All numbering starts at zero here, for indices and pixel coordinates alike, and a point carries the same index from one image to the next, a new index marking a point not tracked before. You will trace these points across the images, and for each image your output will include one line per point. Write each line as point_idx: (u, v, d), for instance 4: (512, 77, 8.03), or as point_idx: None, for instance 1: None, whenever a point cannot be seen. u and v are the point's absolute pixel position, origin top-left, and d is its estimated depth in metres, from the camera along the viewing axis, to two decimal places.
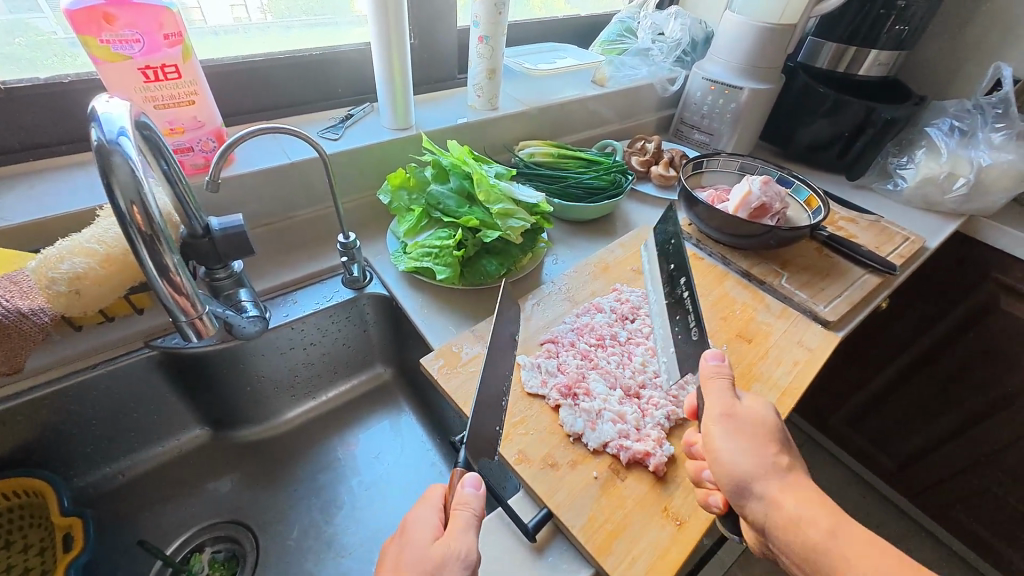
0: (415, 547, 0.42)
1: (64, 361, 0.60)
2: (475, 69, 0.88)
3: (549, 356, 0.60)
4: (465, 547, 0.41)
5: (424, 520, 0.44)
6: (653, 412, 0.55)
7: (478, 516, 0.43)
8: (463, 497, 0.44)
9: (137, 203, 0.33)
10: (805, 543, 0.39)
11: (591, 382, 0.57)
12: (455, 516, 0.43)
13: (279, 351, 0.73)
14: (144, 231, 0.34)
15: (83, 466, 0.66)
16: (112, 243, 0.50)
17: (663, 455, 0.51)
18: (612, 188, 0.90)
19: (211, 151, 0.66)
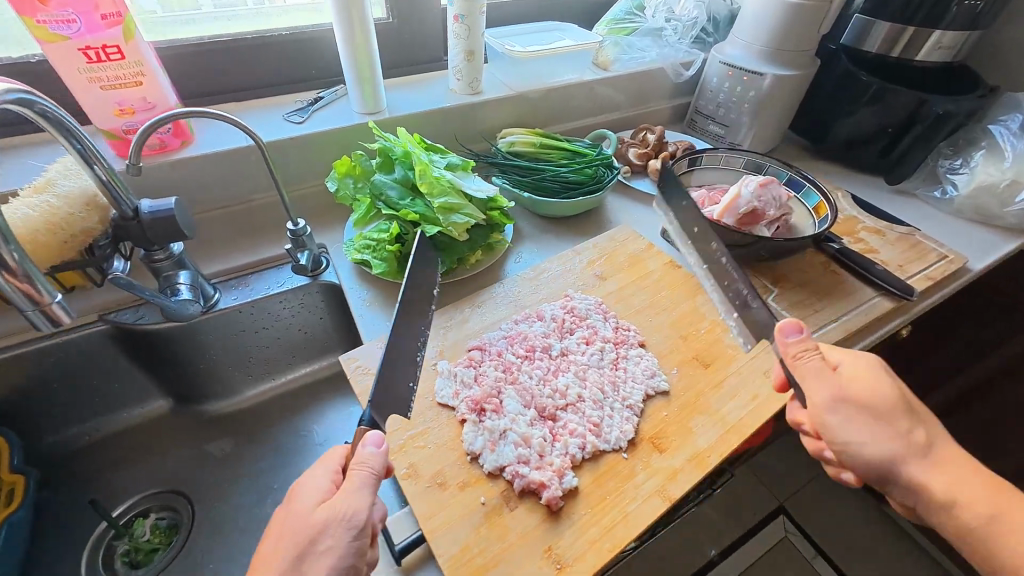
0: (301, 513, 0.41)
1: (23, 330, 0.65)
2: (454, 50, 0.83)
3: (469, 364, 0.56)
4: (353, 507, 0.41)
5: (312, 487, 0.43)
6: (565, 438, 0.50)
7: (375, 476, 0.42)
8: (362, 457, 0.43)
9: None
10: (960, 526, 0.42)
11: (504, 398, 0.53)
12: (350, 475, 0.42)
13: (231, 333, 0.75)
14: None
15: (47, 425, 0.71)
16: (19, 224, 0.51)
17: (560, 489, 0.46)
18: (592, 183, 0.83)
19: (165, 132, 0.67)
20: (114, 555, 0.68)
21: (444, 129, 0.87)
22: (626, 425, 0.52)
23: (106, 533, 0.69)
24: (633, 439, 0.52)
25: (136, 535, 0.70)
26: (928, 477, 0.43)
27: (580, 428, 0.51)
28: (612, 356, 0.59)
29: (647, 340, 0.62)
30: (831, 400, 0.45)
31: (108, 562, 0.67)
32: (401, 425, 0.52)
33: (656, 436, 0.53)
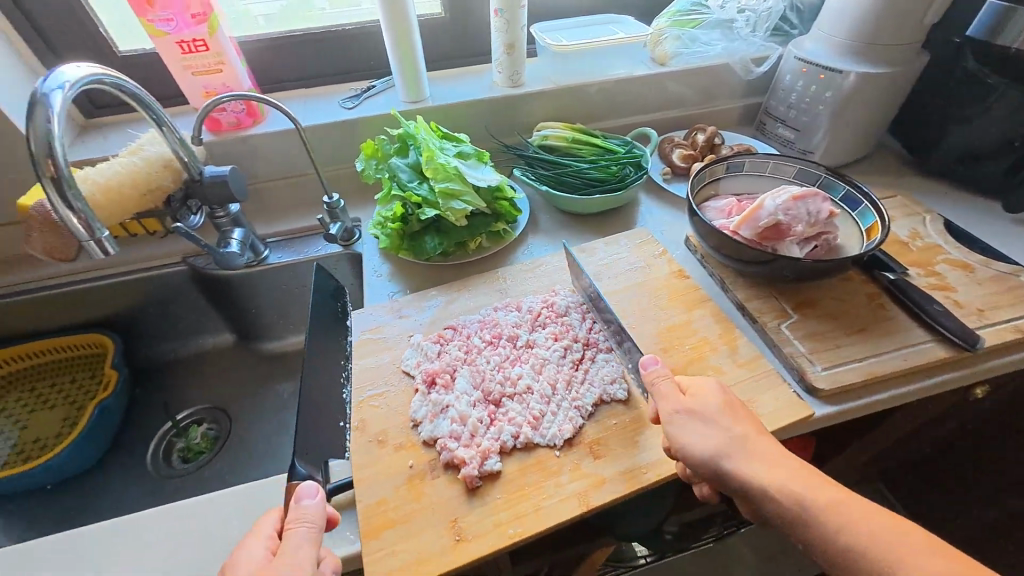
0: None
1: (131, 261, 0.84)
2: (496, 44, 0.86)
3: (437, 341, 0.61)
4: (296, 565, 0.40)
5: (249, 559, 0.41)
6: (501, 423, 0.52)
7: (317, 528, 0.43)
8: (302, 512, 0.43)
9: (51, 158, 0.46)
10: (791, 522, 0.41)
11: (457, 377, 0.56)
12: (291, 533, 0.42)
13: (276, 287, 0.87)
14: (51, 176, 0.46)
15: (145, 338, 0.91)
16: (109, 176, 0.64)
17: (479, 469, 0.48)
18: (614, 182, 0.81)
19: (238, 111, 0.80)
20: (173, 448, 0.84)
21: (481, 120, 0.91)
22: (565, 425, 0.52)
23: (171, 430, 0.86)
24: (571, 439, 0.52)
25: (189, 437, 0.85)
26: (747, 468, 0.43)
27: (518, 418, 0.53)
28: (575, 356, 0.59)
29: (621, 346, 0.60)
30: (678, 409, 0.47)
31: (167, 453, 0.83)
32: (364, 385, 0.58)
33: (597, 441, 0.52)
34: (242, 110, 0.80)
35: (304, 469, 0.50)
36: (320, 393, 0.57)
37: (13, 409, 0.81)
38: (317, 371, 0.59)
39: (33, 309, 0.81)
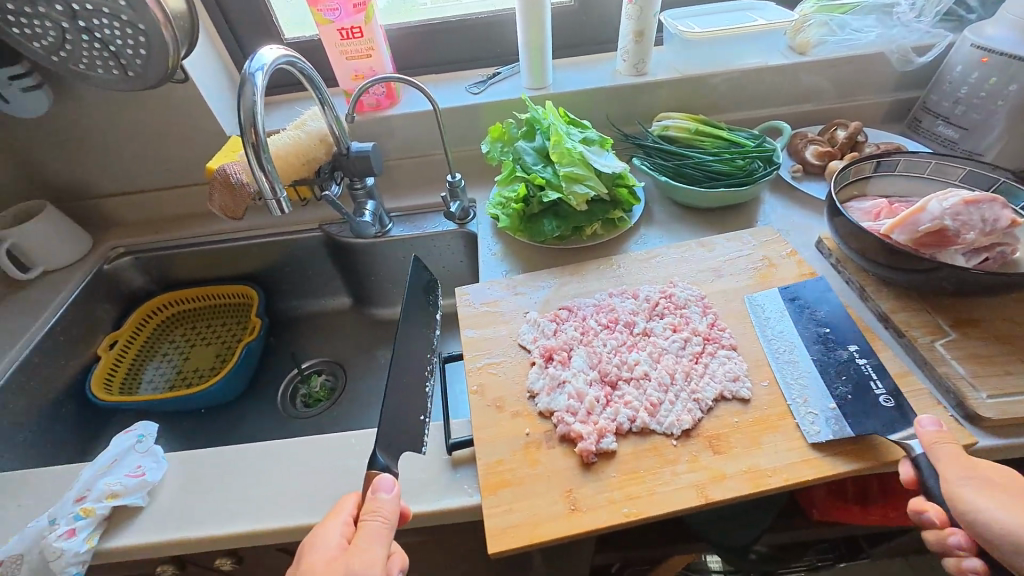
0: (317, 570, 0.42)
1: (278, 224, 0.95)
2: (624, 31, 0.85)
3: (553, 320, 0.63)
4: (366, 560, 0.43)
5: (325, 542, 0.44)
6: (617, 405, 0.53)
7: (388, 522, 0.45)
8: (377, 506, 0.45)
9: (254, 129, 0.54)
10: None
11: (573, 355, 0.58)
12: (366, 525, 0.44)
13: (394, 259, 0.94)
14: (252, 143, 0.54)
15: (280, 294, 1.03)
16: (275, 145, 0.73)
17: (596, 446, 0.50)
18: (741, 176, 0.77)
19: (379, 94, 0.87)
20: (297, 393, 0.94)
21: (600, 108, 0.91)
22: (683, 415, 0.51)
23: (296, 376, 0.96)
24: (688, 430, 0.51)
25: (311, 384, 0.94)
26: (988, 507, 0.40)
27: (635, 402, 0.53)
28: (695, 350, 0.58)
29: (745, 346, 0.58)
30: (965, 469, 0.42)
31: (293, 396, 0.94)
32: (482, 353, 0.61)
33: (717, 435, 0.50)
34: (382, 92, 0.87)
35: (383, 461, 0.48)
36: (419, 359, 0.59)
37: (178, 342, 0.95)
38: (420, 334, 0.60)
39: (200, 259, 0.95)
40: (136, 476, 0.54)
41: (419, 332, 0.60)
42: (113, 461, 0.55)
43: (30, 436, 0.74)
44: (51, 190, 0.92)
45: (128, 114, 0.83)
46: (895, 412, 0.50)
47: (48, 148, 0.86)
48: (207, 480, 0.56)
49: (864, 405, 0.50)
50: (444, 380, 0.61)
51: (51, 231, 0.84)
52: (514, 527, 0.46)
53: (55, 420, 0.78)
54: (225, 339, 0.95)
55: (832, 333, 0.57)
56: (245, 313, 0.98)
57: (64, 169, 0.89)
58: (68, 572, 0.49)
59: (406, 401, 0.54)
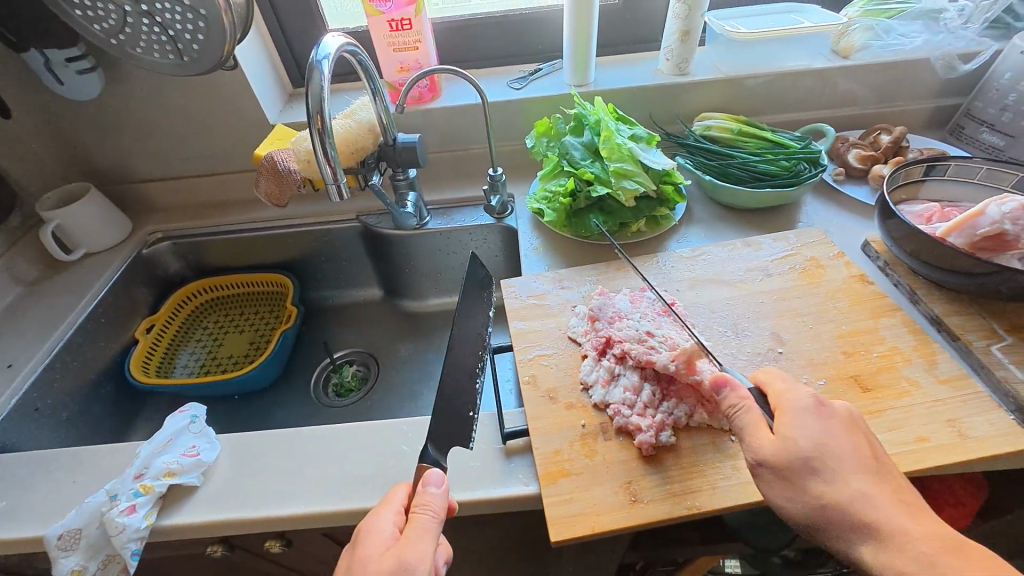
0: (371, 561, 0.40)
1: (316, 214, 0.95)
2: (669, 31, 0.85)
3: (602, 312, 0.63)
4: (418, 554, 0.41)
5: (379, 532, 0.42)
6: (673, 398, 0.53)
7: (438, 518, 0.43)
8: (428, 500, 0.43)
9: (321, 115, 0.54)
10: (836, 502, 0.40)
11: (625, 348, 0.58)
12: (417, 518, 0.42)
13: (429, 252, 0.94)
14: (318, 129, 0.55)
15: (313, 283, 1.03)
16: None
17: (655, 439, 0.50)
18: (786, 177, 0.77)
19: (422, 86, 0.88)
20: (329, 381, 0.94)
21: (642, 106, 0.90)
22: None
23: (328, 365, 0.96)
24: None
25: (343, 373, 0.95)
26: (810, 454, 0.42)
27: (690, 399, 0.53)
28: (748, 348, 0.58)
29: (800, 344, 0.58)
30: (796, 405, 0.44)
31: (325, 385, 0.94)
32: (532, 344, 0.61)
33: None
34: (425, 85, 0.88)
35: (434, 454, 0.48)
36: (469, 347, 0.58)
37: (211, 328, 0.95)
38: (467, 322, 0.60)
39: (237, 246, 0.95)
40: (192, 456, 0.55)
41: (471, 321, 0.60)
42: (167, 441, 0.55)
43: (72, 414, 0.75)
44: (94, 173, 0.92)
45: (174, 98, 0.84)
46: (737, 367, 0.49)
47: (94, 130, 0.87)
48: (260, 462, 0.56)
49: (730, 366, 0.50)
50: (494, 371, 0.61)
51: (95, 212, 0.85)
52: (576, 517, 0.46)
53: (94, 401, 0.78)
54: (260, 326, 0.95)
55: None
56: (279, 301, 0.98)
57: (108, 152, 0.90)
58: (128, 547, 0.49)
59: (455, 390, 0.54)
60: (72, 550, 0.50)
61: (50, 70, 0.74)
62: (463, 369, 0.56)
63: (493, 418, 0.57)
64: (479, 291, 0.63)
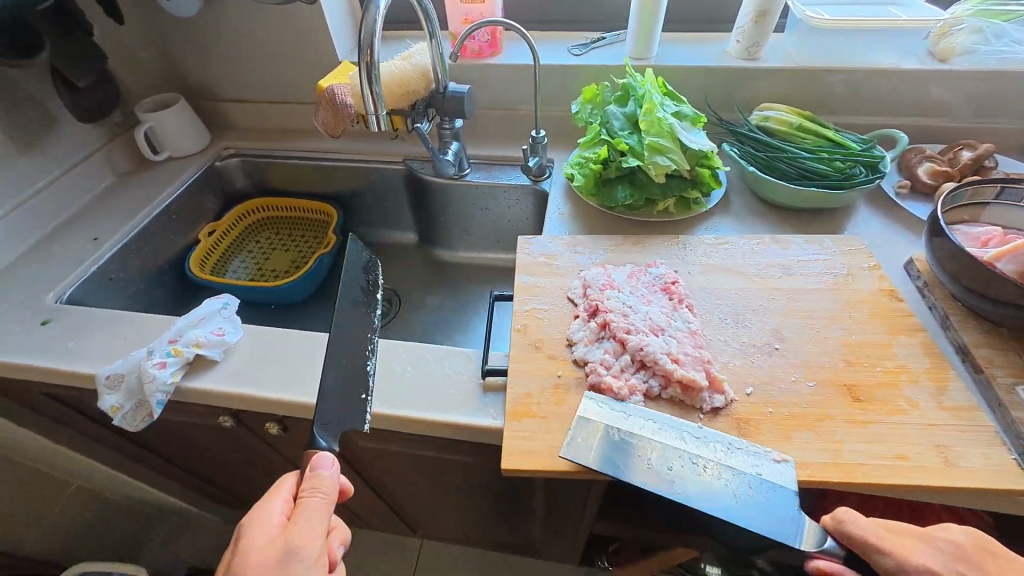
0: (257, 549, 0.42)
1: (367, 152, 1.01)
2: (744, 10, 0.81)
3: (604, 275, 0.63)
4: (307, 535, 0.44)
5: (266, 521, 0.44)
6: (652, 365, 0.53)
7: (327, 502, 0.46)
8: (318, 483, 0.46)
9: (371, 51, 0.59)
10: None
11: (612, 304, 0.59)
12: (305, 501, 0.45)
13: (463, 204, 0.98)
14: (366, 64, 0.59)
15: (357, 218, 1.10)
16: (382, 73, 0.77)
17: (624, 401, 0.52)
18: (837, 179, 0.72)
19: (484, 41, 0.90)
20: None
21: (702, 88, 0.87)
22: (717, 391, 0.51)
23: None
24: (720, 409, 0.51)
25: None
26: None
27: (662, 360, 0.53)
28: (745, 338, 0.57)
29: (801, 344, 0.56)
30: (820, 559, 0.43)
31: None
32: (532, 297, 0.63)
33: (747, 419, 0.50)
34: (487, 39, 0.90)
35: (323, 442, 0.50)
36: (358, 335, 0.59)
37: (262, 243, 1.04)
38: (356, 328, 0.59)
39: (294, 171, 1.04)
40: (218, 335, 0.62)
41: (360, 325, 0.60)
42: (201, 318, 0.64)
43: (139, 290, 0.86)
44: (187, 88, 1.03)
45: (259, 24, 0.91)
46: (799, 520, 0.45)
47: (192, 48, 0.97)
48: (271, 354, 0.63)
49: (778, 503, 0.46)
50: (491, 314, 0.64)
51: (181, 120, 0.95)
52: (532, 452, 0.49)
53: (158, 284, 0.90)
54: (303, 248, 1.04)
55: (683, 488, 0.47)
56: (323, 228, 1.06)
57: (200, 68, 1.00)
58: (155, 396, 0.58)
59: (347, 378, 0.55)
60: (115, 389, 0.59)
61: None
62: (359, 359, 0.57)
63: (472, 356, 0.60)
64: (357, 295, 0.61)
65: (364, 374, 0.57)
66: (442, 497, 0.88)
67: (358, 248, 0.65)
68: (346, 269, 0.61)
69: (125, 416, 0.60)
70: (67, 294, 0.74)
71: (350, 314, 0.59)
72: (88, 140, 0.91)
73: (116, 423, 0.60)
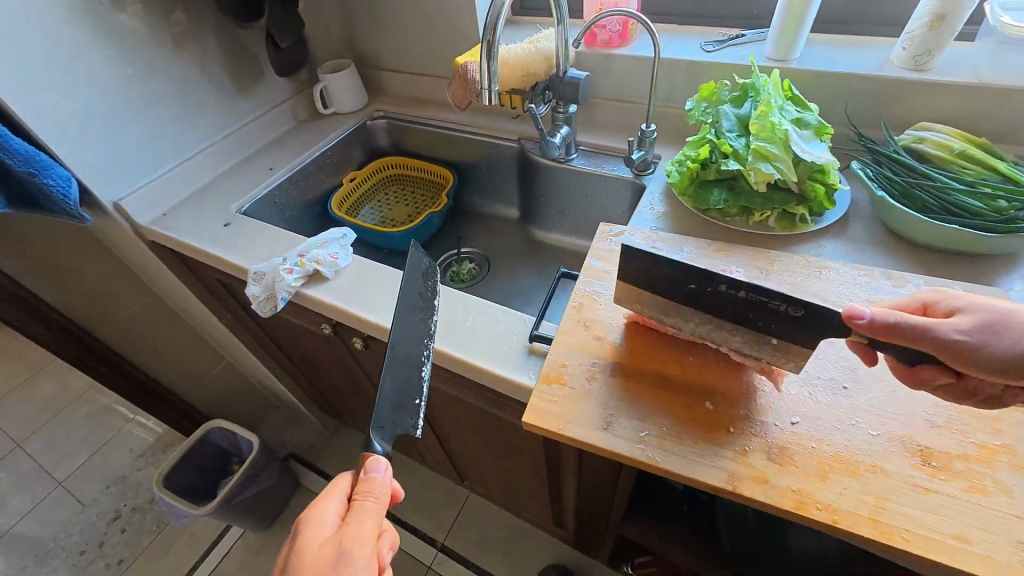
0: (312, 550, 0.47)
1: (487, 128, 1.09)
2: (919, 13, 0.70)
3: None
4: (360, 535, 0.48)
5: (323, 521, 0.50)
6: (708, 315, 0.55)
7: (378, 502, 0.50)
8: (371, 486, 0.51)
9: (493, 32, 0.67)
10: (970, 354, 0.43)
11: None
12: (359, 503, 0.50)
13: (563, 188, 1.01)
14: (487, 44, 0.67)
15: (469, 188, 1.21)
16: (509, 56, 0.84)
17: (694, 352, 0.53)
18: (993, 221, 0.61)
19: (615, 31, 0.92)
20: (450, 267, 1.12)
21: (849, 98, 0.78)
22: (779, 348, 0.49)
23: (454, 255, 1.15)
24: (755, 429, 0.49)
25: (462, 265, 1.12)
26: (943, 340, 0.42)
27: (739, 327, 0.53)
28: (810, 371, 0.52)
29: (877, 391, 0.50)
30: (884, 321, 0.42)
31: (445, 267, 1.13)
32: (595, 280, 0.65)
33: (783, 448, 0.47)
34: (618, 30, 0.92)
35: (379, 446, 0.55)
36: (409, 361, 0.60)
37: (389, 195, 1.21)
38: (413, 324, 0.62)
39: (426, 137, 1.17)
40: (332, 258, 0.76)
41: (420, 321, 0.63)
42: (324, 242, 0.78)
43: (293, 215, 1.06)
44: (358, 57, 1.22)
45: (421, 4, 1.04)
46: (815, 321, 0.45)
47: (367, 23, 1.14)
48: (367, 282, 0.75)
49: (790, 326, 0.47)
50: (554, 289, 0.68)
51: (348, 82, 1.14)
52: (552, 414, 0.52)
53: (306, 214, 1.10)
54: (421, 206, 1.18)
55: (696, 283, 0.49)
56: (439, 191, 1.18)
57: (371, 40, 1.17)
58: (281, 293, 0.74)
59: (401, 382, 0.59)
60: (257, 282, 0.76)
61: None
62: (413, 363, 0.61)
63: (524, 321, 0.65)
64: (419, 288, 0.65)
65: (417, 380, 0.60)
66: (486, 450, 0.95)
67: (420, 254, 0.68)
68: (409, 276, 0.64)
69: (260, 303, 0.76)
70: (245, 207, 0.96)
71: (409, 321, 0.62)
72: (281, 91, 1.13)
73: (253, 307, 0.77)
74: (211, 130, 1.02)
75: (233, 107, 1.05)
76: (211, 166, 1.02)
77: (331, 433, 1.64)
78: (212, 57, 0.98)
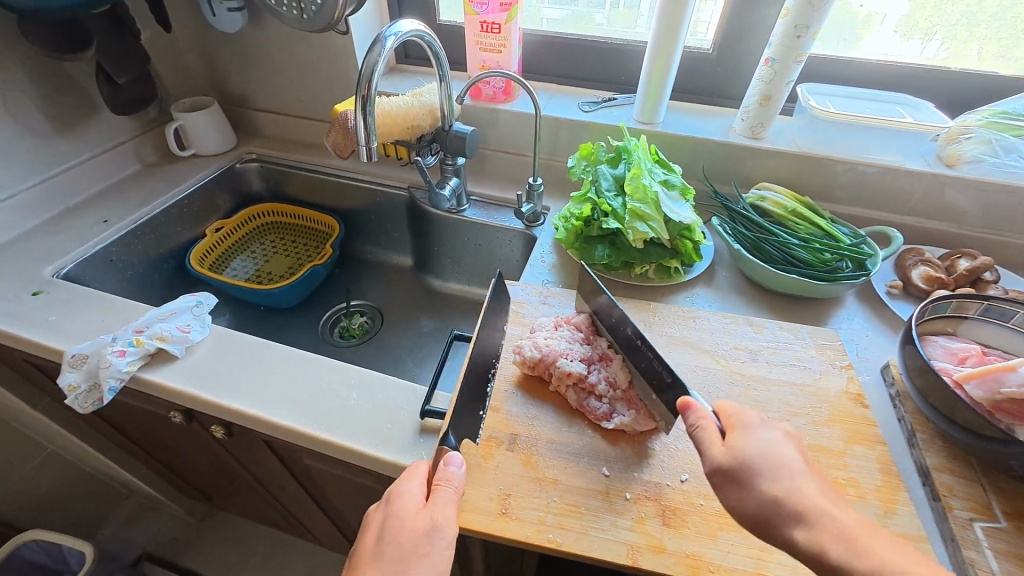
0: (402, 524, 0.43)
1: (374, 175, 1.04)
2: (751, 91, 0.82)
3: (565, 327, 0.63)
4: (446, 520, 0.44)
5: (408, 495, 0.45)
6: (611, 370, 0.58)
7: (457, 492, 0.45)
8: (451, 475, 0.46)
9: (369, 84, 0.64)
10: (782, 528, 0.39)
11: (561, 345, 0.59)
12: (441, 491, 0.45)
13: (457, 237, 0.99)
14: (362, 96, 0.63)
15: (357, 235, 1.13)
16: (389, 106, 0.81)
17: (605, 409, 0.55)
18: (821, 271, 0.71)
19: (497, 87, 0.95)
20: (337, 323, 1.02)
21: (703, 159, 0.88)
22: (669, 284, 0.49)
23: (342, 309, 1.05)
24: (647, 492, 0.49)
25: (352, 320, 1.03)
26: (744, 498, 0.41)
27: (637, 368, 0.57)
28: (689, 426, 0.55)
29: None
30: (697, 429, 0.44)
31: (332, 324, 1.02)
32: None
33: (675, 509, 0.48)
34: (501, 87, 0.95)
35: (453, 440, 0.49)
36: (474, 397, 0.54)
37: (265, 245, 1.08)
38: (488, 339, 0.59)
39: (306, 183, 1.08)
40: (182, 332, 0.65)
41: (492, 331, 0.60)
42: (171, 313, 0.67)
43: (136, 273, 0.89)
44: (225, 95, 1.11)
45: (295, 46, 0.98)
46: None
47: (233, 60, 1.04)
48: (223, 358, 0.64)
49: None
50: (446, 353, 0.64)
51: (210, 122, 1.02)
52: None
53: (155, 271, 0.93)
54: (302, 256, 1.07)
55: None
56: (324, 240, 1.09)
57: (238, 78, 1.07)
58: (109, 381, 0.60)
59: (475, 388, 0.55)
60: (76, 368, 0.61)
61: (208, 3, 0.91)
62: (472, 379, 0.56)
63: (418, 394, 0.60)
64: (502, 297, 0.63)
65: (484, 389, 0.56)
66: None
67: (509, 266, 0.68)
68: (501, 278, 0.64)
69: (78, 396, 0.61)
70: (66, 270, 0.78)
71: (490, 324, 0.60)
72: (122, 130, 0.97)
73: (68, 401, 0.62)
74: (19, 175, 0.84)
75: (53, 149, 0.87)
76: (18, 219, 0.83)
77: (199, 521, 1.38)
78: (22, 90, 0.81)
